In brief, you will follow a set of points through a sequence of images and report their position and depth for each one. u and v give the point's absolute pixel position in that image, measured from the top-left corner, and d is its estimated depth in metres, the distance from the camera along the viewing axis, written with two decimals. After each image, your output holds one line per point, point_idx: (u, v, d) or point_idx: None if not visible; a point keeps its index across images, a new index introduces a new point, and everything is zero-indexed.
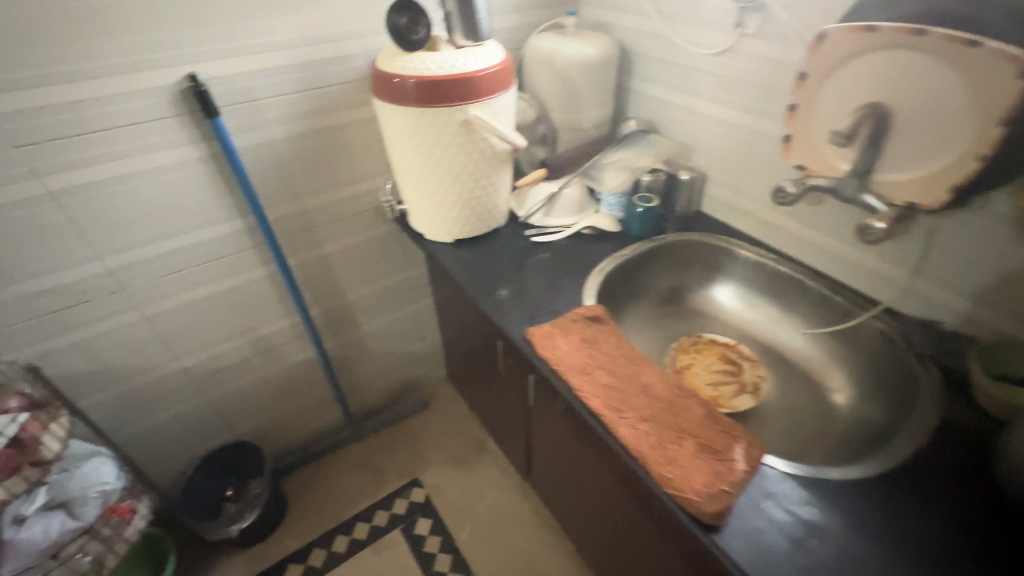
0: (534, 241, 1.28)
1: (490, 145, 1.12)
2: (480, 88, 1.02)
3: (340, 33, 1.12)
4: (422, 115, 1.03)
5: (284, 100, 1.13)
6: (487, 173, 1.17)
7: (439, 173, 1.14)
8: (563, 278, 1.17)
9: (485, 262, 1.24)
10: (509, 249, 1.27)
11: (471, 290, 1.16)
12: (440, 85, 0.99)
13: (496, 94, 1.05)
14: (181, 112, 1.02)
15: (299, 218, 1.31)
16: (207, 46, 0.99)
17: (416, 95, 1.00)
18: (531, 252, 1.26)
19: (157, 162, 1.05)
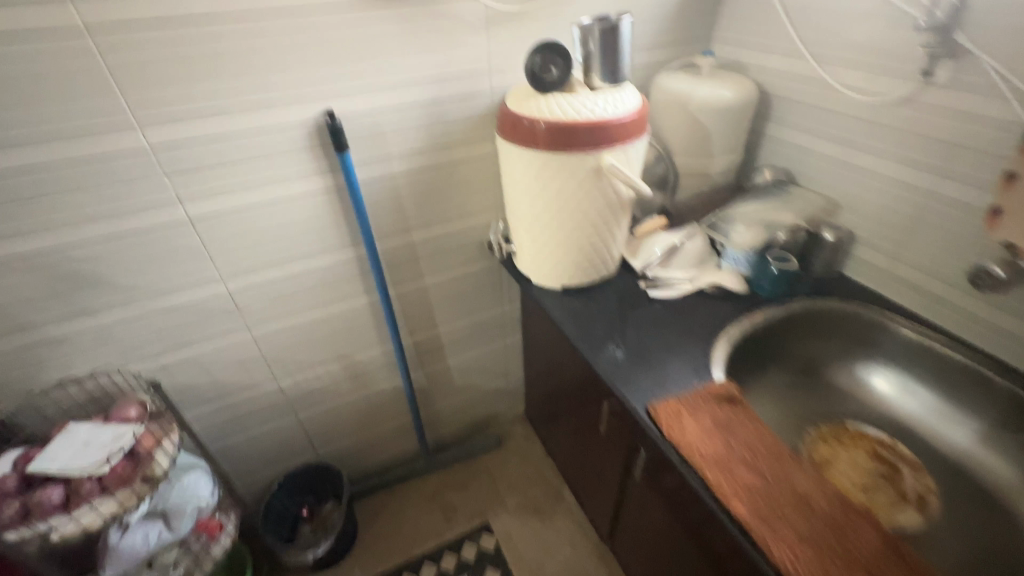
0: (650, 295, 1.18)
1: (617, 192, 1.04)
2: (616, 134, 0.94)
3: (470, 71, 1.10)
4: (551, 159, 0.97)
5: (408, 136, 1.12)
6: (609, 221, 1.09)
7: (557, 219, 1.07)
8: (684, 341, 1.06)
9: (595, 314, 1.15)
10: (620, 301, 1.18)
11: (582, 344, 1.07)
12: (574, 129, 0.93)
13: (631, 140, 0.97)
14: (314, 145, 1.04)
15: (405, 250, 1.29)
16: (346, 82, 1.00)
17: (548, 139, 0.95)
18: (645, 307, 1.16)
19: (285, 192, 1.06)
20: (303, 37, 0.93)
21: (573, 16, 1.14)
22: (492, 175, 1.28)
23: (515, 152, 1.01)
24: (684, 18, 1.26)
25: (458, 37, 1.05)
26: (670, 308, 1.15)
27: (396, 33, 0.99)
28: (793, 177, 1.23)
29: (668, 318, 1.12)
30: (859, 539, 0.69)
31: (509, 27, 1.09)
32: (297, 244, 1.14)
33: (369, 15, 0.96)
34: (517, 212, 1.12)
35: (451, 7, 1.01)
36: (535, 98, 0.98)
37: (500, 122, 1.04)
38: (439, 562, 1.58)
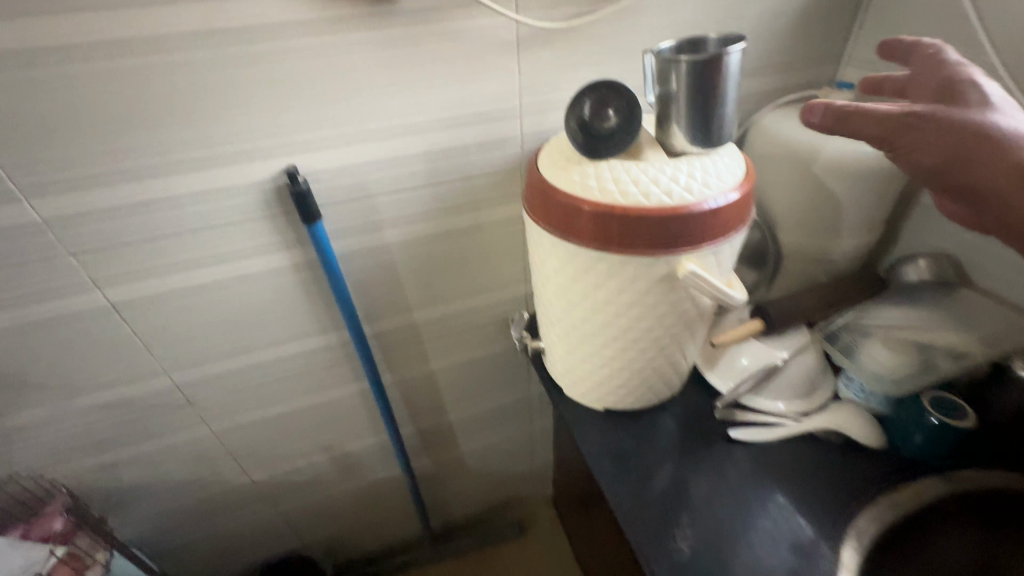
0: (731, 435, 0.82)
1: (695, 304, 0.70)
2: (700, 231, 0.60)
3: (494, 112, 0.79)
4: (598, 259, 0.64)
5: (405, 197, 0.82)
6: (679, 337, 0.74)
7: (603, 332, 0.74)
8: (784, 530, 0.70)
9: (650, 458, 0.81)
10: (687, 439, 0.83)
11: (627, 515, 0.74)
12: (639, 223, 0.59)
13: (724, 238, 0.62)
14: (274, 213, 0.76)
15: (405, 332, 1.01)
16: (315, 132, 0.71)
17: (597, 233, 0.62)
18: (723, 454, 0.81)
19: (239, 271, 0.80)
20: (249, 73, 0.65)
21: (647, 34, 0.79)
22: (521, 242, 0.97)
23: (546, 240, 0.69)
24: (809, 32, 0.88)
25: (477, 66, 0.74)
26: (762, 460, 0.80)
27: (386, 63, 0.69)
28: (962, 270, 0.83)
29: (758, 479, 0.77)
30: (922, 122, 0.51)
31: (554, 50, 0.76)
32: (261, 330, 0.89)
33: (345, 38, 0.66)
34: (547, 311, 0.80)
35: (469, 24, 0.70)
36: (579, 164, 0.65)
37: (528, 191, 0.72)
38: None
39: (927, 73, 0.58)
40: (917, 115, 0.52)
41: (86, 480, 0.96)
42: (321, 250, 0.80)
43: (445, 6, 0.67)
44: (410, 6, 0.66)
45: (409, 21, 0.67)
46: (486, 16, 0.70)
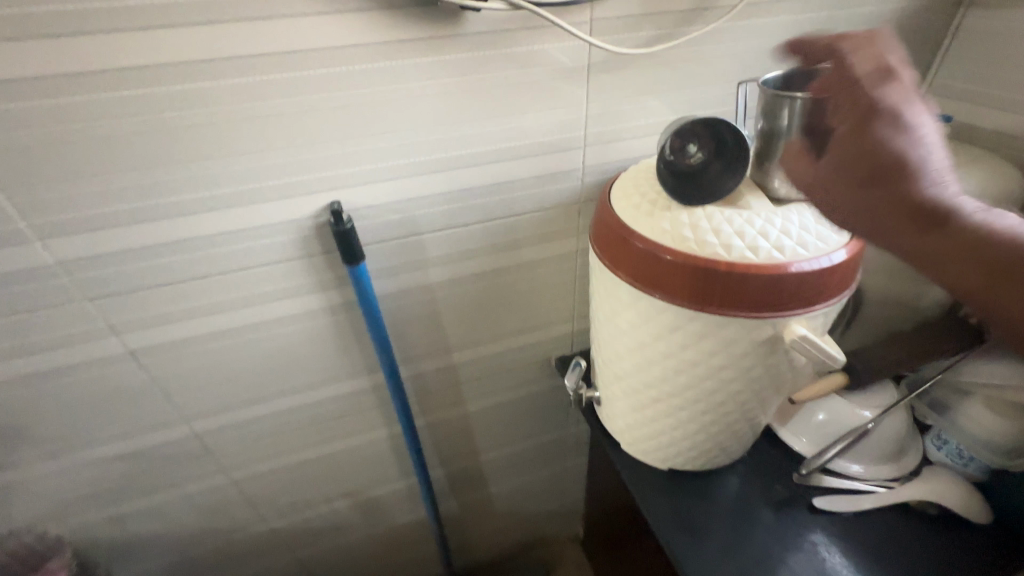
0: (815, 504, 0.73)
1: (791, 366, 0.62)
2: (802, 291, 0.52)
3: (555, 143, 0.71)
4: (688, 317, 0.56)
5: (453, 234, 0.75)
6: (765, 398, 0.67)
7: (680, 393, 0.66)
8: None
9: (723, 529, 0.73)
10: (762, 507, 0.74)
11: None
12: (746, 282, 0.51)
13: (830, 300, 0.53)
14: (313, 252, 0.69)
15: (442, 375, 0.93)
16: (362, 165, 0.64)
17: (694, 291, 0.54)
18: (806, 527, 0.72)
19: (269, 314, 0.72)
20: (295, 102, 0.57)
21: (726, 59, 0.72)
22: (571, 279, 0.89)
23: (623, 291, 0.61)
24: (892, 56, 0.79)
25: (542, 94, 0.66)
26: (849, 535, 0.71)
27: (445, 90, 0.62)
28: None
29: (850, 561, 0.68)
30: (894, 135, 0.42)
31: (627, 77, 0.69)
32: (289, 376, 0.81)
33: (402, 63, 0.59)
34: (611, 364, 0.72)
35: (538, 48, 0.62)
36: (666, 210, 0.57)
37: (599, 235, 0.64)
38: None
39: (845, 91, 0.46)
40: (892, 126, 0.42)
41: (91, 534, 0.88)
42: (362, 293, 0.73)
43: (515, 28, 0.60)
44: (476, 28, 0.59)
45: (473, 44, 0.60)
46: (559, 40, 0.63)
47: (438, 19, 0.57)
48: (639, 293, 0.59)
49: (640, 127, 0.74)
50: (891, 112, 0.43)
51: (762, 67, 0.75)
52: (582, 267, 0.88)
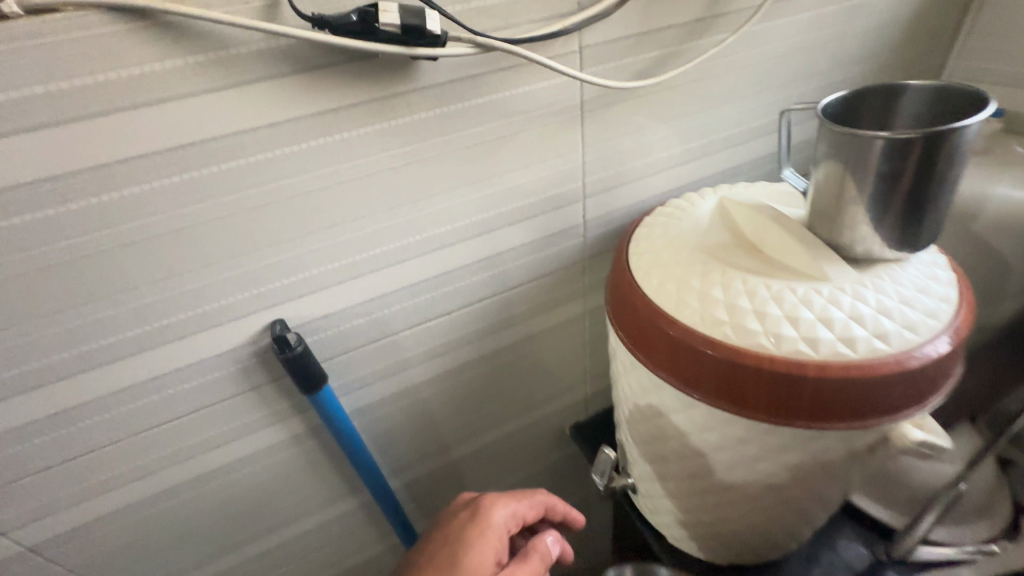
0: None
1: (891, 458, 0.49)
2: (893, 394, 0.38)
3: (547, 202, 0.57)
4: (764, 429, 0.43)
5: (434, 326, 0.60)
6: (852, 487, 0.54)
7: (751, 500, 0.52)
8: None
9: None
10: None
11: None
12: (832, 393, 0.38)
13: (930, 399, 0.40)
14: (258, 382, 0.53)
15: (440, 474, 0.77)
16: (307, 271, 0.48)
17: (765, 403, 0.40)
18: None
19: (209, 464, 0.56)
20: (198, 211, 0.41)
21: (739, 72, 0.59)
22: (578, 342, 0.75)
23: (666, 393, 0.47)
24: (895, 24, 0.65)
25: (526, 148, 0.52)
26: None
27: (402, 163, 0.47)
28: None
29: None
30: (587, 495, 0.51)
31: (626, 109, 0.55)
32: (248, 523, 0.64)
33: (343, 137, 0.43)
34: (651, 463, 0.57)
35: (516, 92, 0.48)
36: (716, 289, 0.43)
37: (623, 315, 0.49)
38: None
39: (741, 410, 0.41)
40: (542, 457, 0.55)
41: None
42: (329, 418, 0.56)
43: (485, 72, 0.46)
44: (434, 80, 0.44)
45: (434, 101, 0.45)
46: (540, 78, 0.49)
47: (382, 75, 0.42)
48: (690, 399, 0.45)
49: (646, 164, 0.60)
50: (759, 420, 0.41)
51: (778, 74, 0.62)
52: (589, 327, 0.74)
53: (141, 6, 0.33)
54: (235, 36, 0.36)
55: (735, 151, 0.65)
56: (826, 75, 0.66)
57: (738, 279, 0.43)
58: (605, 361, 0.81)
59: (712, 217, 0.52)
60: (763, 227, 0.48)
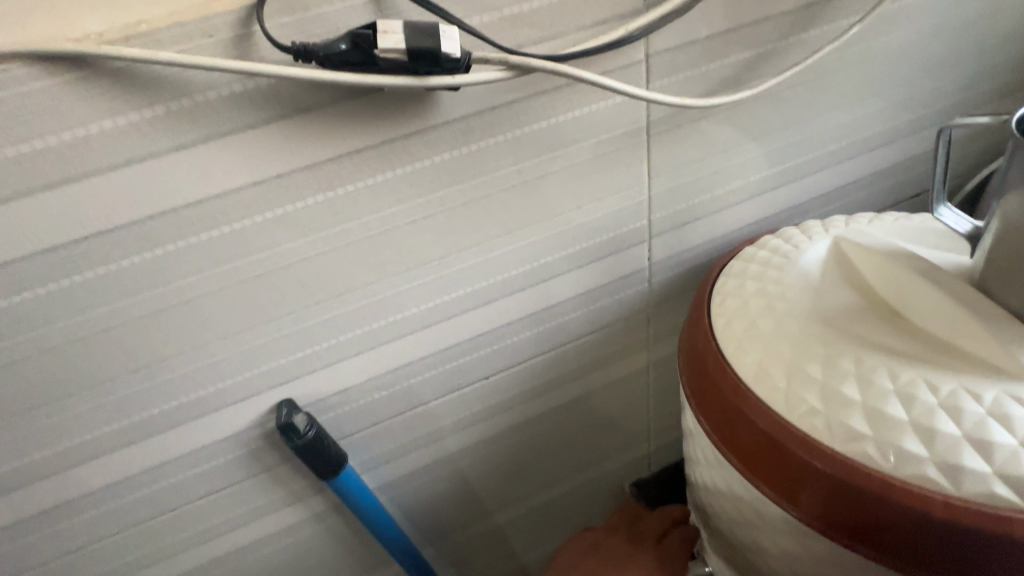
0: None
1: None
2: None
3: (601, 248, 0.46)
4: None
5: (468, 393, 0.51)
6: None
7: None
8: None
9: None
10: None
11: None
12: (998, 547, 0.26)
13: None
14: (268, 464, 0.46)
15: (481, 542, 0.68)
16: (314, 345, 0.41)
17: (930, 557, 0.28)
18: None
19: (218, 552, 0.50)
20: (180, 288, 0.35)
21: (854, 68, 0.45)
22: (640, 398, 0.64)
23: (767, 513, 0.35)
24: None
25: (576, 187, 0.42)
26: None
27: (423, 217, 0.38)
28: None
29: None
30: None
31: (703, 129, 0.43)
32: None
33: (347, 191, 0.35)
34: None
35: (563, 119, 0.38)
36: (849, 385, 0.31)
37: (705, 400, 0.37)
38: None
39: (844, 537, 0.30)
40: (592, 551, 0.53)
41: None
42: (351, 500, 0.49)
43: (522, 97, 0.36)
44: (457, 112, 0.35)
45: (459, 139, 0.36)
46: (592, 99, 0.38)
47: (392, 112, 0.33)
48: (805, 529, 0.33)
49: (728, 193, 0.48)
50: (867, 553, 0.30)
51: (906, 68, 0.48)
52: (653, 381, 0.62)
53: (69, 52, 0.26)
54: (200, 79, 0.29)
55: (845, 168, 0.51)
56: (972, 64, 0.50)
57: (882, 372, 0.31)
58: (673, 415, 0.69)
59: (826, 268, 0.39)
60: (907, 287, 0.35)
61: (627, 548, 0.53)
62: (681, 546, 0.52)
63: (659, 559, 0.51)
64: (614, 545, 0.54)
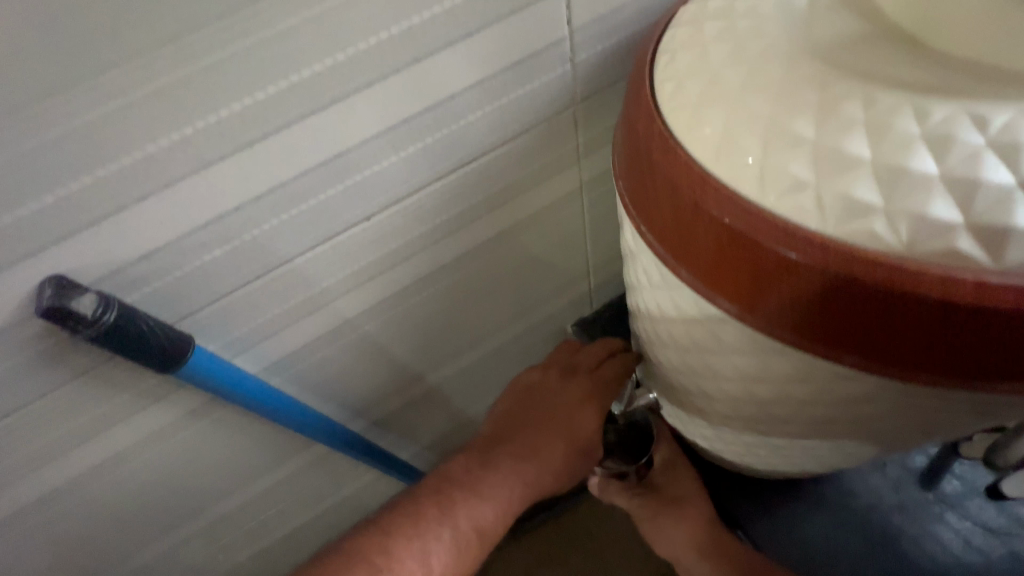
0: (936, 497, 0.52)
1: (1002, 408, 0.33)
2: None
3: (496, 2, 0.32)
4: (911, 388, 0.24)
5: (351, 242, 0.38)
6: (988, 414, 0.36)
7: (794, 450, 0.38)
8: None
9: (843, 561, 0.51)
10: (940, 532, 0.51)
11: None
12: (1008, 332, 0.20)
13: None
14: (89, 362, 0.35)
15: (416, 406, 0.63)
16: (71, 183, 0.27)
17: (918, 347, 0.21)
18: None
19: (70, 467, 0.40)
20: None
21: None
22: (575, 229, 0.54)
23: (722, 330, 0.28)
24: None
25: None
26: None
27: None
28: None
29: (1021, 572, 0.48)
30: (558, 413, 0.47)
31: None
32: (179, 508, 0.51)
33: None
34: (688, 399, 0.40)
35: None
36: (858, 140, 0.21)
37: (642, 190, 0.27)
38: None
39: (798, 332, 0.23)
40: (523, 397, 0.49)
41: None
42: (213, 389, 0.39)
43: None
44: None
45: None
46: None
47: None
48: (779, 347, 0.25)
49: None
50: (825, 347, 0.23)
51: None
52: (589, 206, 0.52)
53: None
54: None
55: None
56: None
57: (905, 113, 0.21)
58: (614, 248, 0.61)
59: None
60: None
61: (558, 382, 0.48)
62: (618, 373, 0.47)
63: (587, 391, 0.47)
64: (545, 383, 0.49)
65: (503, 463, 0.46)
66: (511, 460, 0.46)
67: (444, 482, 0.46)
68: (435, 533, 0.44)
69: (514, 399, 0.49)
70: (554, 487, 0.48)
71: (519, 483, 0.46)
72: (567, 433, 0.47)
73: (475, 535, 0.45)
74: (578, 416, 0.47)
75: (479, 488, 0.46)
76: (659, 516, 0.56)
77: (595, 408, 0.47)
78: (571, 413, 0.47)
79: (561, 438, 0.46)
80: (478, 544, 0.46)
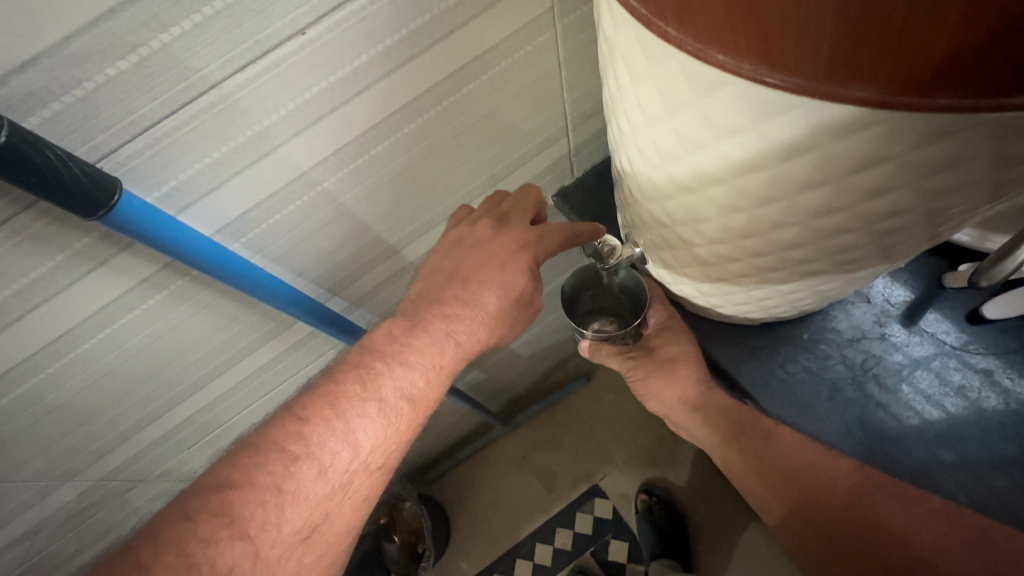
0: (917, 325, 0.51)
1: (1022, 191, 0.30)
2: None
3: None
4: (919, 114, 0.21)
5: (287, 62, 0.33)
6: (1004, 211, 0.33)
7: (789, 268, 0.36)
8: (1012, 459, 0.46)
9: (825, 395, 0.50)
10: (920, 360, 0.50)
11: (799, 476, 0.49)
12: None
13: None
14: (17, 205, 0.31)
15: (401, 286, 0.60)
16: None
17: (926, 62, 0.19)
18: (1021, 397, 0.47)
19: (32, 335, 0.38)
20: None
21: None
22: (553, 69, 0.48)
23: (710, 96, 0.25)
24: None
25: None
26: (1014, 345, 0.49)
27: None
28: None
29: (1003, 393, 0.48)
30: (508, 251, 0.47)
31: None
32: (163, 386, 0.51)
33: None
34: (672, 231, 0.38)
35: None
36: None
37: None
38: (554, 544, 1.13)
39: (791, 74, 0.21)
40: (490, 244, 0.48)
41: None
42: (145, 239, 0.34)
43: None
44: None
45: None
46: None
47: None
48: (777, 97, 0.23)
49: None
50: (820, 85, 0.21)
51: None
52: (564, 39, 0.46)
53: None
54: None
55: None
56: None
57: None
58: (598, 98, 0.55)
59: None
60: None
61: (489, 229, 0.49)
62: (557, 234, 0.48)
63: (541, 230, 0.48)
64: (477, 235, 0.48)
65: (433, 324, 0.46)
66: (439, 321, 0.46)
67: (368, 353, 0.44)
68: (359, 410, 0.42)
69: (445, 258, 0.48)
70: (512, 308, 0.48)
71: (451, 343, 0.46)
72: (500, 282, 0.47)
73: (407, 404, 0.44)
74: (540, 248, 0.48)
75: (406, 356, 0.44)
76: (653, 374, 0.59)
77: (537, 246, 0.48)
78: (516, 252, 0.47)
79: (515, 266, 0.47)
80: (411, 412, 0.44)
